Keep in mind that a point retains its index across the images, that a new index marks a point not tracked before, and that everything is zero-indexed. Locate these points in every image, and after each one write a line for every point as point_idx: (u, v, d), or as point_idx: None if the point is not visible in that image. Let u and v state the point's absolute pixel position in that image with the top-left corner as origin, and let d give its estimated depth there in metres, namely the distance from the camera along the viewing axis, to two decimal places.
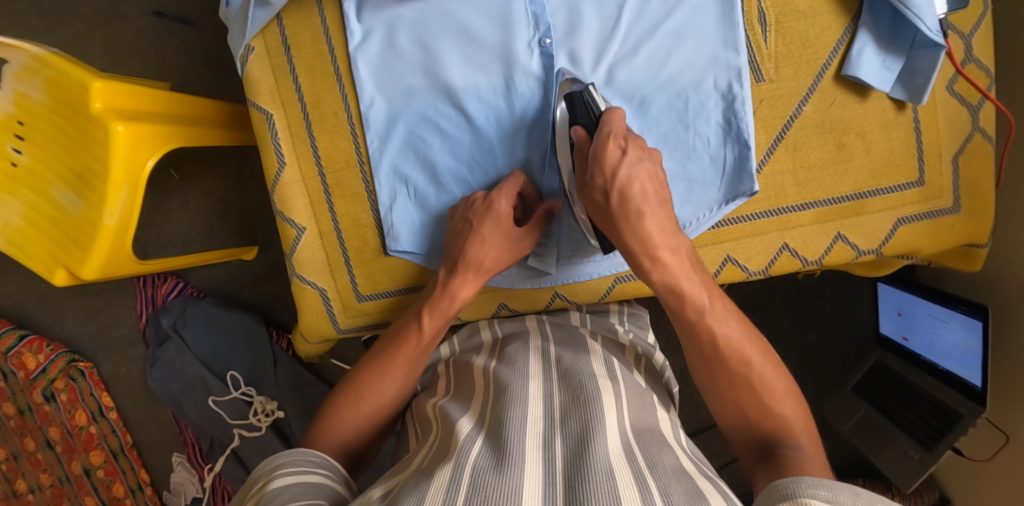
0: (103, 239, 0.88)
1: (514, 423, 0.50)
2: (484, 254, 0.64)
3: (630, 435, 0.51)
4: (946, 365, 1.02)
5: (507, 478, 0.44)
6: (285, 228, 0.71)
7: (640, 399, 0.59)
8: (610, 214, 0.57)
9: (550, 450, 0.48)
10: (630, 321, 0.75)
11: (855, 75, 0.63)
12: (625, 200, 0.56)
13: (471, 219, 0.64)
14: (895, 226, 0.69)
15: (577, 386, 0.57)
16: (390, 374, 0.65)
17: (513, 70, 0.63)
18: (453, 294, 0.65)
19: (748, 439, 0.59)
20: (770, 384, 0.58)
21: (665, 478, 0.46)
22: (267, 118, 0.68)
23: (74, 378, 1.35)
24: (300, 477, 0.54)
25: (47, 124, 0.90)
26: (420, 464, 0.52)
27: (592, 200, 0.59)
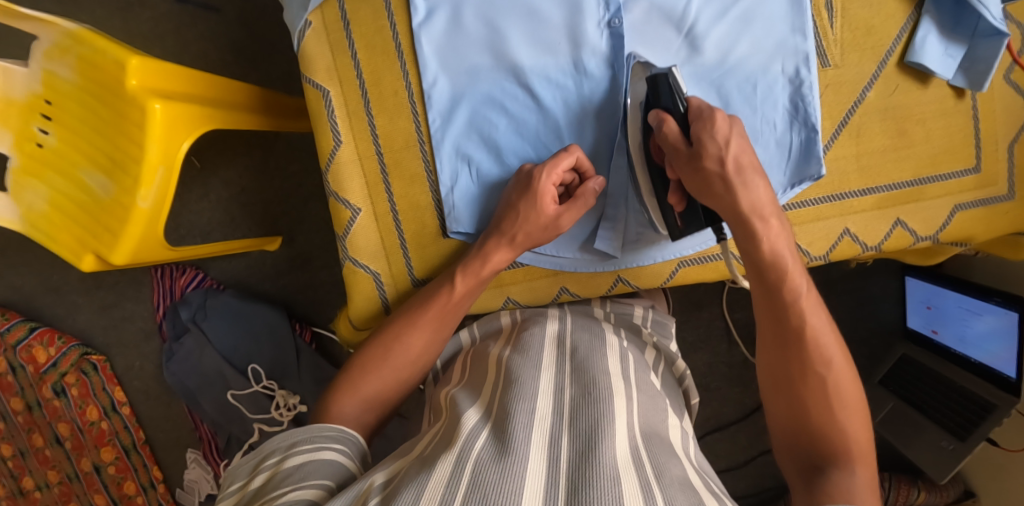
0: (135, 223, 0.86)
1: (519, 420, 0.50)
2: (518, 226, 0.64)
3: (638, 438, 0.51)
4: (978, 357, 1.03)
5: (508, 479, 0.44)
6: (339, 209, 0.69)
7: (651, 400, 0.59)
8: (719, 180, 0.55)
9: (555, 449, 0.48)
10: (654, 326, 0.76)
11: (919, 61, 0.63)
12: (732, 168, 0.55)
13: (513, 192, 0.64)
14: (951, 213, 0.69)
15: (588, 382, 0.57)
16: (419, 326, 0.66)
17: (581, 50, 0.62)
18: (486, 256, 0.65)
19: (799, 441, 0.57)
20: (841, 385, 0.57)
21: (671, 492, 0.45)
22: (324, 95, 0.67)
23: (86, 372, 1.31)
24: (313, 455, 0.54)
25: (75, 104, 0.88)
26: (421, 453, 0.52)
27: (688, 171, 0.56)
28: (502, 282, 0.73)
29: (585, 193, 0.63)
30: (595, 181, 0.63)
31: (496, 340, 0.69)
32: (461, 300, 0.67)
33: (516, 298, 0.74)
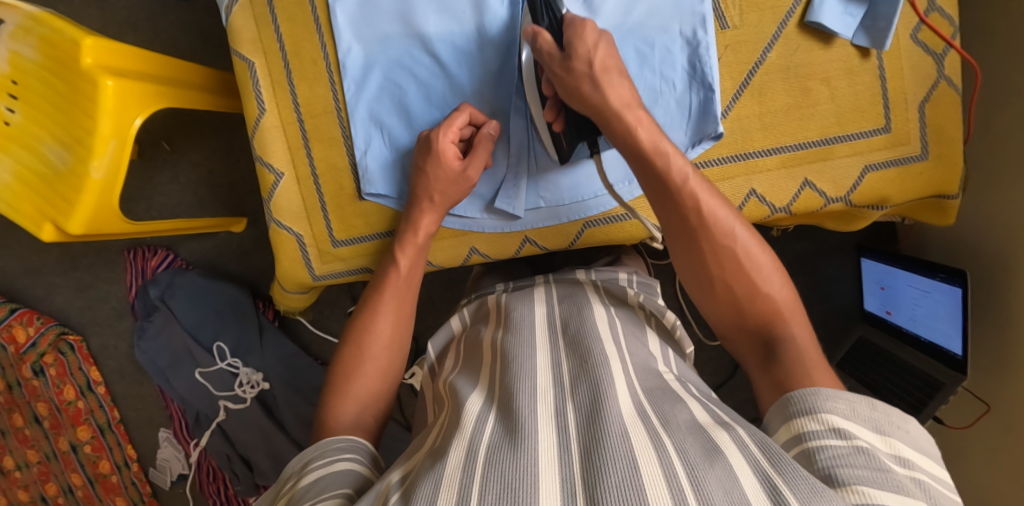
0: (89, 194, 0.89)
1: (523, 401, 0.51)
2: (435, 184, 0.66)
3: (642, 394, 0.53)
4: (927, 336, 1.02)
5: (520, 450, 0.45)
6: (264, 173, 0.72)
7: (645, 361, 0.61)
8: (587, 80, 0.58)
9: (562, 420, 0.49)
10: (640, 287, 0.84)
11: (817, 20, 0.66)
12: (598, 68, 0.58)
13: (417, 160, 0.67)
14: (862, 173, 0.70)
15: (583, 353, 0.59)
16: (380, 312, 0.64)
17: (486, 17, 0.66)
18: (415, 226, 0.67)
19: (742, 328, 0.57)
20: (756, 259, 0.57)
21: (682, 434, 0.46)
22: (249, 66, 0.70)
23: (63, 352, 1.36)
24: (328, 469, 0.50)
25: (39, 83, 0.91)
26: (432, 445, 0.53)
27: (561, 74, 0.59)
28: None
29: (484, 137, 0.66)
30: (489, 126, 0.67)
31: (490, 330, 0.73)
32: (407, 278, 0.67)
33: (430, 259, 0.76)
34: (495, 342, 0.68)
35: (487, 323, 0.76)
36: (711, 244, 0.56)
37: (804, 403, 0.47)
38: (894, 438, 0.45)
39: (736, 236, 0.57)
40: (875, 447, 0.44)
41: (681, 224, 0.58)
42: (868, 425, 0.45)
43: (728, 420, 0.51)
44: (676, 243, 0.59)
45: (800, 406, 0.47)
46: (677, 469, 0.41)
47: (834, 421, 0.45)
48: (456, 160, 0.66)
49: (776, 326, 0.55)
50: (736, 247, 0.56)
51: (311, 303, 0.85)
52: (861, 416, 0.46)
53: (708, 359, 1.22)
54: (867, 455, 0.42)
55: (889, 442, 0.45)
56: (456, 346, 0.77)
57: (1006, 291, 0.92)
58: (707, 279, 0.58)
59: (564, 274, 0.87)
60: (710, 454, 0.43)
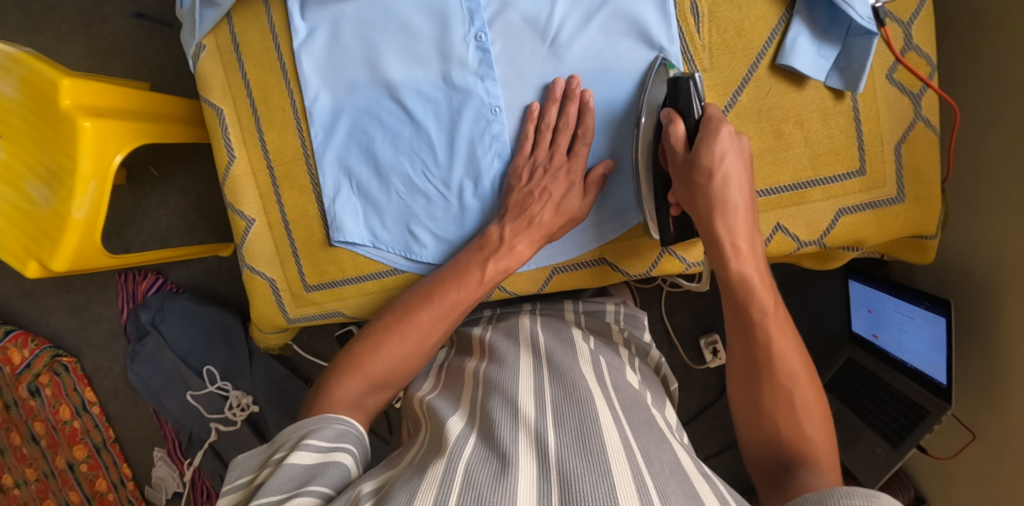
0: (72, 232, 0.90)
1: (504, 426, 0.52)
2: (543, 212, 0.67)
3: (627, 429, 0.53)
4: (914, 363, 1.00)
5: (504, 473, 0.46)
6: (236, 219, 0.72)
7: (633, 398, 0.61)
8: (705, 192, 0.60)
9: (544, 441, 0.49)
10: (626, 321, 0.84)
11: (788, 64, 0.64)
12: (727, 178, 0.59)
13: (549, 187, 0.66)
14: (836, 216, 0.69)
15: (567, 383, 0.59)
16: (437, 301, 0.67)
17: (450, 63, 0.65)
18: (517, 253, 0.67)
19: (773, 460, 0.58)
20: (805, 399, 0.59)
21: (664, 477, 0.47)
22: (218, 113, 0.70)
23: (58, 373, 1.38)
24: (324, 457, 0.52)
25: (20, 122, 0.92)
26: (412, 461, 0.53)
27: (682, 169, 0.62)
28: (387, 286, 0.74)
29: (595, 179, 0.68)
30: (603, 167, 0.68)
31: (472, 358, 0.72)
32: (465, 295, 0.67)
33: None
34: (477, 370, 0.68)
35: (471, 353, 0.75)
36: (773, 382, 0.59)
37: (817, 498, 0.43)
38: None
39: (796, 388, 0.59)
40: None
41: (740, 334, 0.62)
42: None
43: (709, 473, 0.51)
44: (739, 378, 0.62)
45: (811, 499, 0.44)
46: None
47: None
48: (581, 195, 0.68)
49: (804, 463, 0.56)
50: (793, 391, 0.59)
51: (289, 339, 0.85)
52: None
53: (696, 381, 1.21)
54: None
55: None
56: (435, 367, 0.77)
57: (994, 321, 0.91)
58: (756, 409, 0.60)
59: (549, 304, 0.88)
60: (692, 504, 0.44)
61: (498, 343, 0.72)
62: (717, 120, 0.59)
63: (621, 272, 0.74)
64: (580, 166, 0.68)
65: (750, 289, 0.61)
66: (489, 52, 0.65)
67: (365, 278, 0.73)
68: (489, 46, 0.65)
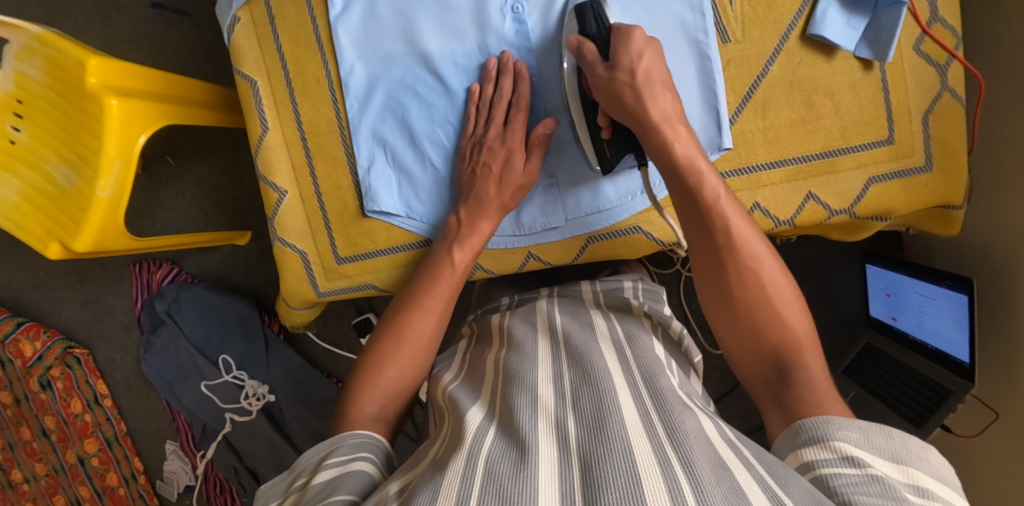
0: (95, 212, 0.90)
1: (523, 415, 0.51)
2: (489, 189, 0.67)
3: (648, 401, 0.52)
4: (934, 344, 1.01)
5: (524, 460, 0.45)
6: (268, 192, 0.73)
7: (653, 366, 0.60)
8: (631, 91, 0.59)
9: (563, 431, 0.49)
10: (645, 295, 0.84)
11: (819, 34, 0.65)
12: (641, 80, 0.59)
13: (487, 161, 0.67)
14: (866, 186, 0.70)
15: (585, 364, 0.58)
16: (427, 311, 0.66)
17: (487, 35, 0.66)
18: (478, 228, 0.68)
19: (760, 356, 0.58)
20: (779, 287, 0.58)
21: (688, 444, 0.45)
22: (252, 84, 0.70)
23: (70, 365, 1.37)
24: (343, 468, 0.52)
25: (45, 102, 0.93)
26: (434, 457, 0.52)
27: (604, 82, 0.60)
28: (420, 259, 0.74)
29: (539, 145, 0.66)
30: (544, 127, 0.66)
31: (492, 349, 0.71)
32: (441, 290, 0.67)
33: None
34: (498, 359, 0.67)
35: (491, 342, 0.74)
36: (735, 261, 0.58)
37: (815, 432, 0.48)
38: (912, 467, 0.45)
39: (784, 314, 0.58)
40: (888, 475, 0.44)
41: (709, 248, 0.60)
42: (883, 454, 0.45)
43: (735, 438, 0.50)
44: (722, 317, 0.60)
45: (812, 434, 0.49)
46: (682, 480, 0.41)
47: (845, 449, 0.46)
48: (523, 161, 0.67)
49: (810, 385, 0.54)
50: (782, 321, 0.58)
51: (314, 316, 0.85)
52: (872, 444, 0.46)
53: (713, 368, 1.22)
54: (878, 484, 0.42)
55: (905, 471, 0.44)
56: (461, 353, 0.77)
57: (1017, 298, 0.91)
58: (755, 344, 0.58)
59: (566, 288, 0.87)
60: (718, 469, 0.43)
61: (515, 330, 0.71)
62: (626, 26, 0.60)
63: (656, 242, 0.73)
64: (519, 134, 0.67)
65: (697, 172, 0.59)
66: (526, 23, 0.65)
67: (400, 249, 0.73)
68: (526, 17, 0.65)
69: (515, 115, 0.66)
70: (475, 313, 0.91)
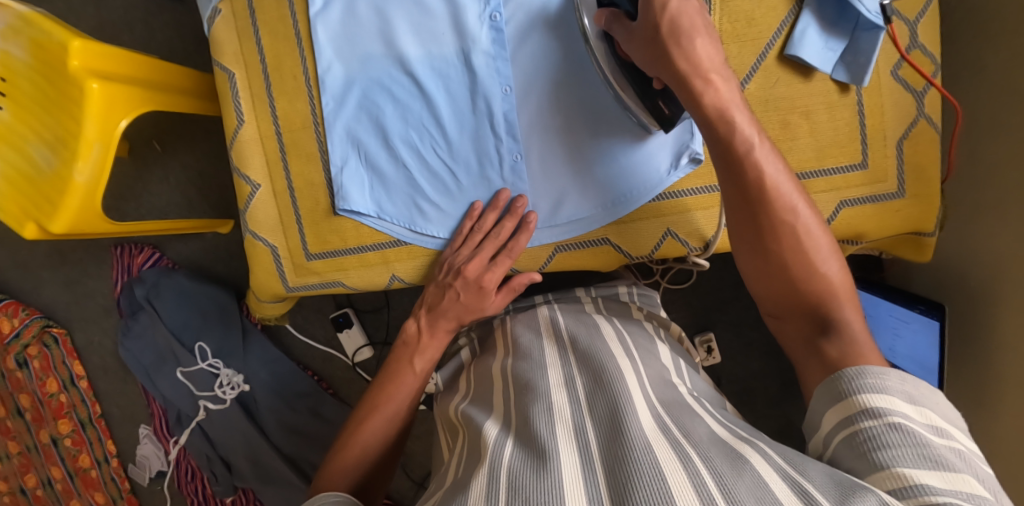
0: (72, 197, 0.91)
1: (542, 421, 0.51)
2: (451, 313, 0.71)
3: (660, 410, 0.52)
4: (906, 367, 1.00)
5: (546, 462, 0.45)
6: (241, 185, 0.73)
7: (661, 376, 0.61)
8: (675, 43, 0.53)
9: (583, 437, 0.49)
10: (641, 300, 0.85)
11: (796, 54, 0.65)
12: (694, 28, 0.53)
13: (459, 293, 0.69)
14: (836, 209, 0.70)
15: (598, 370, 0.59)
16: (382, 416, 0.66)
17: (465, 41, 0.64)
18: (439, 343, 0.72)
19: (794, 306, 0.57)
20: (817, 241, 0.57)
21: (704, 444, 0.46)
22: (230, 78, 0.70)
23: (48, 345, 1.37)
24: None
25: (28, 83, 0.93)
26: (455, 475, 0.52)
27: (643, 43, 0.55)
28: (388, 258, 0.74)
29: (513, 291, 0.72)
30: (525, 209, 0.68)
31: (499, 360, 0.71)
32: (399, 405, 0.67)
33: (402, 276, 0.75)
34: (505, 370, 0.67)
35: (496, 352, 0.74)
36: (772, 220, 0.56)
37: (838, 391, 0.50)
38: (928, 408, 0.47)
39: (798, 212, 0.57)
40: (908, 419, 0.45)
41: (721, 159, 0.56)
42: (902, 396, 0.47)
43: (743, 433, 0.51)
44: (734, 209, 0.58)
45: (840, 393, 0.50)
46: (705, 476, 0.41)
47: (866, 401, 0.47)
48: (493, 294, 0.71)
49: (827, 303, 0.56)
50: (796, 223, 0.56)
51: (288, 310, 0.86)
52: (893, 389, 0.48)
53: None
54: (899, 428, 0.44)
55: (922, 412, 0.46)
56: (465, 374, 0.76)
57: (987, 326, 0.91)
58: (764, 248, 0.57)
59: (561, 293, 0.88)
60: (734, 459, 0.44)
61: (522, 339, 0.71)
62: None
63: (624, 254, 0.71)
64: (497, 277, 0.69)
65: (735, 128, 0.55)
66: (504, 31, 0.63)
67: (368, 247, 0.73)
68: (504, 25, 0.63)
69: (502, 261, 0.69)
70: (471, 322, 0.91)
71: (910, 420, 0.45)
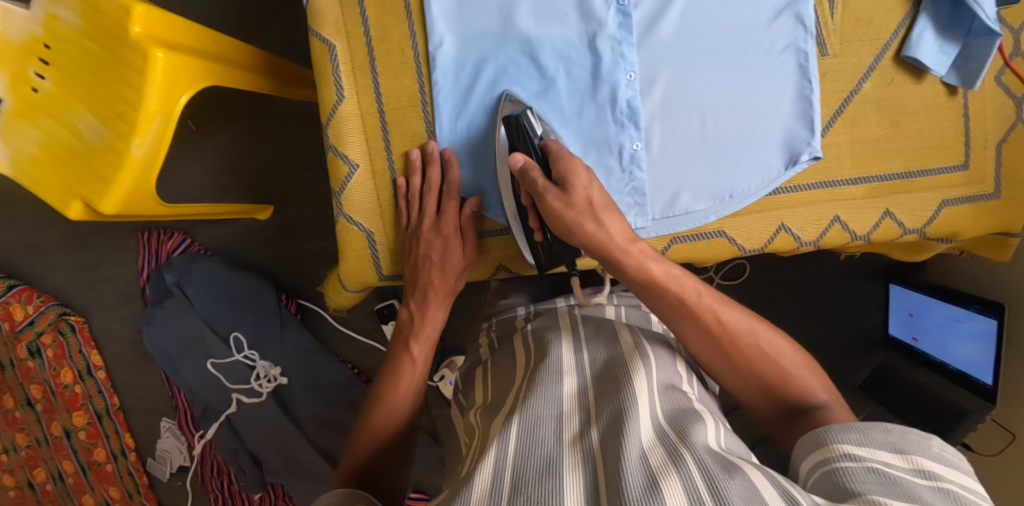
0: (128, 171, 0.85)
1: (545, 423, 0.51)
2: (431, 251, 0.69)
3: (662, 415, 0.52)
4: (955, 365, 1.02)
5: (553, 468, 0.45)
6: (337, 164, 0.69)
7: (671, 380, 0.60)
8: (588, 214, 0.59)
9: (585, 441, 0.49)
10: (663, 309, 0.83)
11: (914, 57, 0.65)
12: (598, 204, 0.59)
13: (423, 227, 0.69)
14: (938, 208, 0.70)
15: (610, 375, 0.58)
16: (397, 388, 0.69)
17: (591, 24, 0.62)
18: (426, 301, 0.71)
19: (773, 405, 0.61)
20: (780, 358, 0.60)
21: (699, 450, 0.46)
22: (329, 49, 0.66)
23: (63, 333, 1.30)
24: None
25: (77, 50, 0.87)
26: (463, 470, 0.52)
27: (562, 209, 0.59)
28: (494, 248, 0.74)
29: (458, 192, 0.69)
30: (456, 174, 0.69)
31: (520, 362, 0.70)
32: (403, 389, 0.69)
33: (508, 267, 0.75)
34: (525, 371, 0.66)
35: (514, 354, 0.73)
36: (734, 348, 0.60)
37: (819, 439, 0.51)
38: (915, 454, 0.46)
39: (757, 332, 0.60)
40: (888, 465, 0.46)
41: (675, 308, 0.61)
42: (884, 445, 0.48)
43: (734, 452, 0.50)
44: (700, 346, 0.61)
45: (824, 437, 0.51)
46: (697, 482, 0.41)
47: (845, 447, 0.48)
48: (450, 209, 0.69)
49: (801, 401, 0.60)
50: (760, 343, 0.60)
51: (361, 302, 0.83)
52: (870, 439, 0.48)
53: None
54: (878, 473, 0.45)
55: (908, 459, 0.46)
56: (484, 374, 0.76)
57: None
58: (730, 366, 0.61)
59: (586, 300, 0.81)
60: (727, 467, 0.43)
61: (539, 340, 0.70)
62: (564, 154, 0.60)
63: (738, 248, 0.69)
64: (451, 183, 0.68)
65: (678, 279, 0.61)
66: (632, 15, 0.62)
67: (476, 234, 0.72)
68: (632, 9, 0.62)
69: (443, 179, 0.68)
70: (493, 319, 0.92)
71: (889, 466, 0.45)
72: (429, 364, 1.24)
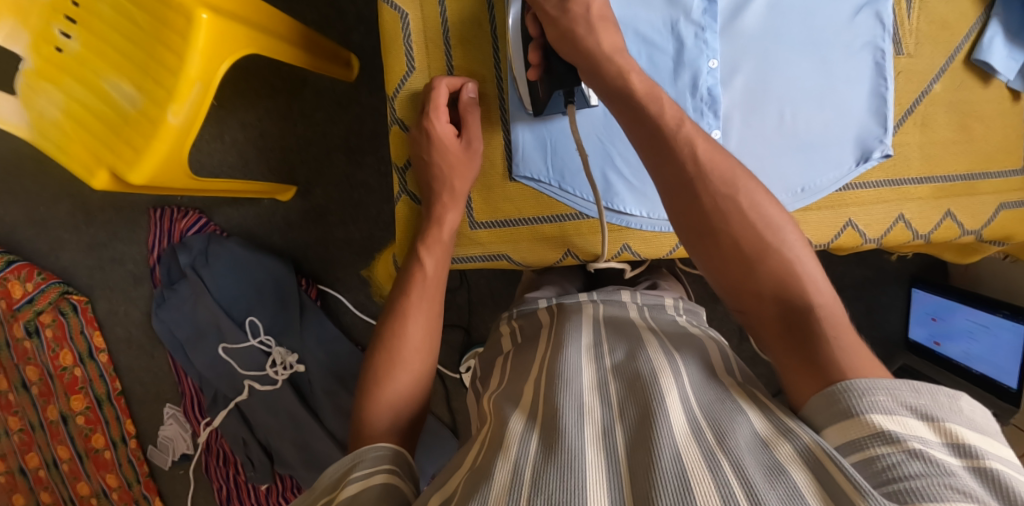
0: (163, 140, 0.81)
1: (567, 416, 0.46)
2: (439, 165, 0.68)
3: (697, 410, 0.46)
4: (980, 369, 1.03)
5: (575, 461, 0.41)
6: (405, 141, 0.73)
7: (705, 372, 0.54)
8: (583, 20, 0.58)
9: (610, 438, 0.44)
10: (687, 313, 0.78)
11: (985, 59, 0.65)
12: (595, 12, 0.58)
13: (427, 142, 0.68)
14: (997, 210, 0.70)
15: (635, 371, 0.52)
16: (412, 316, 0.64)
17: (676, 8, 0.63)
18: (441, 219, 0.69)
19: (761, 299, 0.49)
20: (800, 266, 0.49)
21: (739, 450, 0.40)
22: (401, 17, 0.69)
23: (64, 312, 1.24)
24: (365, 482, 0.48)
25: (108, 10, 0.82)
26: (474, 464, 0.46)
27: (557, 14, 0.59)
28: (566, 231, 0.72)
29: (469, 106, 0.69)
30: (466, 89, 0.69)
31: (539, 352, 0.64)
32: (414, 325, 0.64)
33: (576, 253, 0.73)
34: (542, 361, 0.61)
35: (535, 346, 0.67)
36: (714, 197, 0.51)
37: (838, 403, 0.42)
38: (948, 421, 0.39)
39: (739, 186, 0.51)
40: (927, 444, 0.38)
41: (646, 143, 0.54)
42: (914, 413, 0.40)
43: (787, 425, 0.43)
44: (669, 191, 0.53)
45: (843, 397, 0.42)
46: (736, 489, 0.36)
47: (876, 422, 0.40)
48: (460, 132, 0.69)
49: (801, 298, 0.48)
50: (738, 195, 0.51)
51: None
52: (905, 405, 0.40)
53: (762, 374, 1.22)
54: (921, 454, 0.37)
55: (941, 428, 0.39)
56: (505, 361, 0.70)
57: None
58: (714, 247, 0.51)
59: (608, 294, 0.77)
60: (771, 473, 0.38)
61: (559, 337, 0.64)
62: None
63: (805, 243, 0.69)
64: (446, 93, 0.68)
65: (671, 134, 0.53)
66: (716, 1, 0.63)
67: (545, 218, 0.72)
68: None
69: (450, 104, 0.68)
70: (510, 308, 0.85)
71: (930, 446, 0.38)
72: (453, 355, 1.21)
